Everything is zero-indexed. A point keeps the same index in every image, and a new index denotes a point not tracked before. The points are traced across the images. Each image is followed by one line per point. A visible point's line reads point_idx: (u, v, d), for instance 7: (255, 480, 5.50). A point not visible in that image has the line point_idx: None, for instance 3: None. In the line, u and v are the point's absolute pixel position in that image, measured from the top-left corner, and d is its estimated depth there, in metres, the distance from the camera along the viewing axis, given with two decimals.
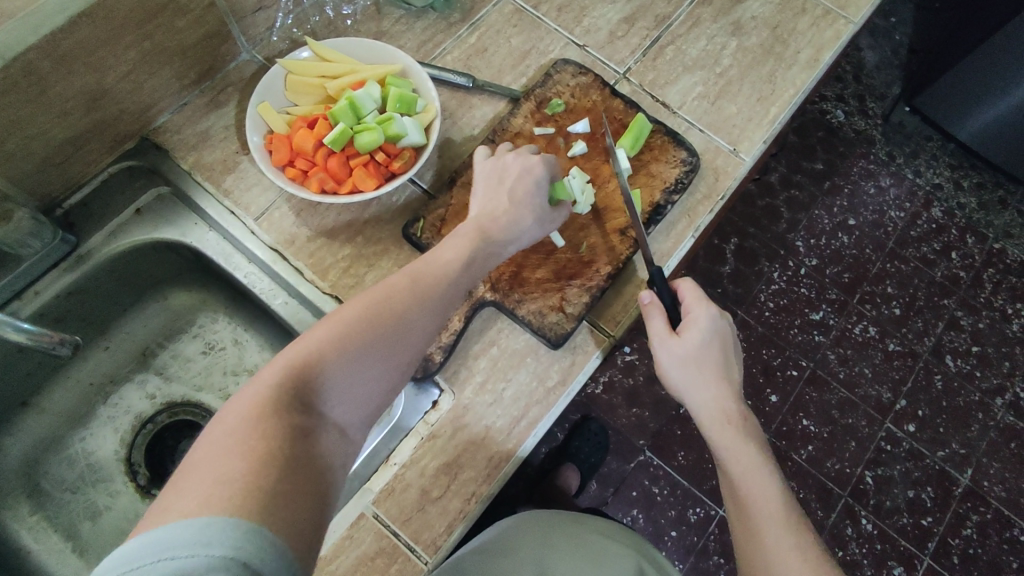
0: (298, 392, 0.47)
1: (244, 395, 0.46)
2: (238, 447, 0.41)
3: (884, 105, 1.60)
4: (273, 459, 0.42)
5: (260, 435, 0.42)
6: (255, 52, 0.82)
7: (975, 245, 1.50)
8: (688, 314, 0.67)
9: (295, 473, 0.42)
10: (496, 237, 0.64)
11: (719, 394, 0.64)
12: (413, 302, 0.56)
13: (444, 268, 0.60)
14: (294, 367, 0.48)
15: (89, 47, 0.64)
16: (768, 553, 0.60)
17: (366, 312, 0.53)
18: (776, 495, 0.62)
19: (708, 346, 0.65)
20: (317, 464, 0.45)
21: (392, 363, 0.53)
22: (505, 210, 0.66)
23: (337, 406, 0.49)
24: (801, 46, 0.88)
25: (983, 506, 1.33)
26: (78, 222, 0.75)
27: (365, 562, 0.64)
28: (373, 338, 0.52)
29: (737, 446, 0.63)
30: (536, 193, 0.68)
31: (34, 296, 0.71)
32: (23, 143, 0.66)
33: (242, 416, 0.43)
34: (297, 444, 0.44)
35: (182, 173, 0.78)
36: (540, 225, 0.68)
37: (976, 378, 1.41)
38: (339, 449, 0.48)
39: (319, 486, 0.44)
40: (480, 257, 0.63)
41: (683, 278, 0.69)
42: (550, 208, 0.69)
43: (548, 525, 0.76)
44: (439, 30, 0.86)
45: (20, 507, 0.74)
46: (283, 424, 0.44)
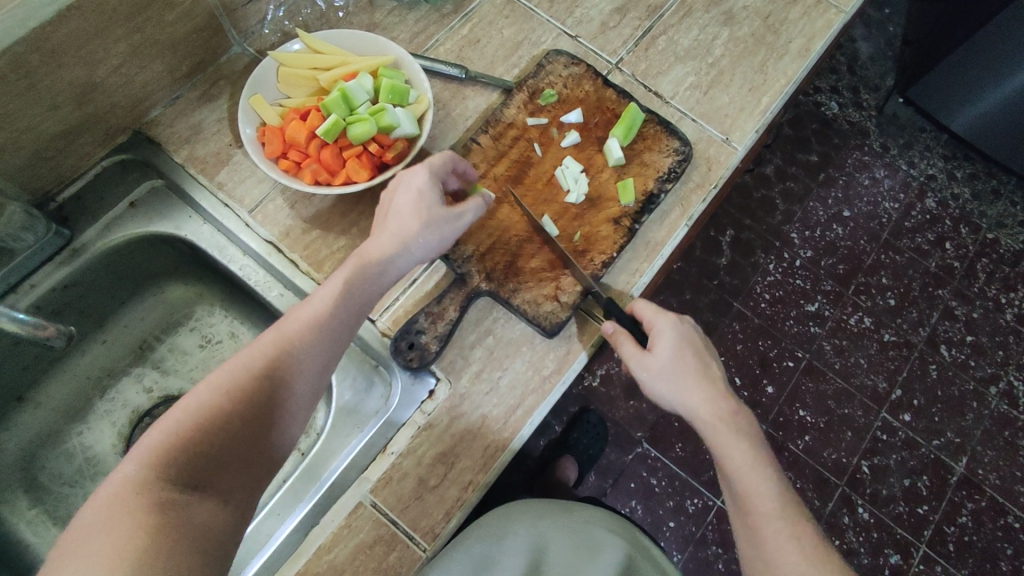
0: (170, 466, 0.48)
1: (112, 478, 0.47)
2: (108, 533, 0.44)
3: (878, 97, 1.60)
4: (148, 537, 0.44)
5: (133, 515, 0.45)
6: (247, 45, 0.82)
7: (968, 235, 1.51)
8: (653, 328, 0.68)
9: (177, 546, 0.45)
10: (378, 262, 0.62)
11: (706, 396, 0.64)
12: (286, 353, 0.56)
13: (321, 309, 0.58)
14: (162, 443, 0.49)
15: (78, 40, 0.63)
16: (767, 551, 0.58)
17: (235, 375, 0.54)
18: (772, 487, 0.61)
19: (681, 352, 0.66)
20: (200, 531, 0.47)
21: (271, 416, 0.55)
22: (389, 231, 0.63)
23: (220, 468, 0.51)
24: (793, 36, 0.88)
25: (978, 494, 1.34)
26: (72, 216, 0.75)
27: (363, 550, 0.64)
28: (245, 400, 0.53)
29: (729, 446, 0.62)
30: (422, 199, 0.64)
31: (29, 289, 0.72)
32: (13, 137, 0.66)
33: (111, 502, 0.46)
34: (170, 518, 0.46)
35: (175, 165, 0.78)
36: (428, 223, 0.63)
37: (970, 367, 1.42)
38: (230, 505, 0.51)
39: (202, 551, 0.46)
40: (375, 287, 0.62)
41: (637, 299, 0.71)
42: (444, 209, 0.65)
43: (545, 513, 0.75)
44: (431, 21, 0.86)
45: (18, 500, 0.75)
46: (154, 501, 0.46)
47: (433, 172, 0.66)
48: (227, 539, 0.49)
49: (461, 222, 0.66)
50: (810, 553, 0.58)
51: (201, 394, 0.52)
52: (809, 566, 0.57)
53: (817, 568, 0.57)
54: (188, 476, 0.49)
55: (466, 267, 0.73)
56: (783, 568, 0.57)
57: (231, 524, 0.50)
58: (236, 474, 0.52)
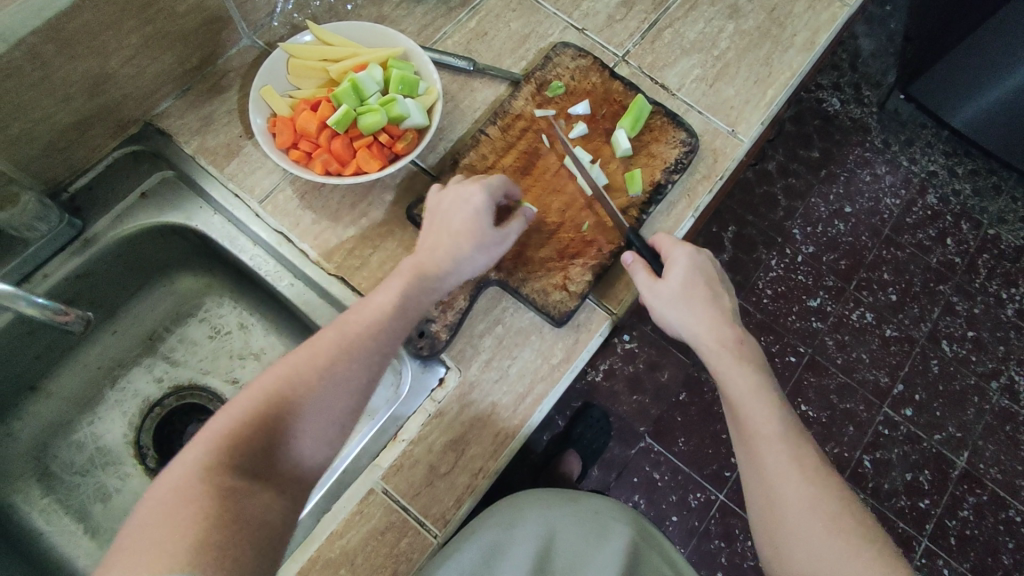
0: (234, 454, 0.50)
1: (178, 463, 0.49)
2: (176, 513, 0.45)
3: (880, 93, 1.61)
4: (214, 519, 0.45)
5: (198, 499, 0.46)
6: (256, 37, 0.82)
7: (969, 231, 1.51)
8: (667, 257, 0.69)
9: (237, 533, 0.46)
10: (434, 276, 0.64)
11: (712, 323, 0.66)
12: (344, 353, 0.58)
13: (379, 313, 0.61)
14: (226, 432, 0.51)
15: (92, 31, 0.64)
16: (766, 473, 0.60)
17: (297, 372, 0.56)
18: (776, 414, 0.62)
19: (692, 280, 0.67)
20: (259, 520, 0.48)
21: (329, 415, 0.56)
22: (443, 245, 0.65)
23: (276, 461, 0.53)
24: (797, 29, 0.89)
25: (979, 489, 1.34)
26: (84, 206, 0.76)
27: (375, 536, 0.65)
28: (303, 397, 0.55)
29: (731, 371, 0.64)
30: (478, 219, 0.66)
31: (43, 279, 0.72)
32: (27, 128, 0.66)
33: (178, 484, 0.47)
34: (233, 503, 0.47)
35: (186, 157, 0.78)
36: (481, 249, 0.66)
37: (972, 362, 1.42)
38: (284, 499, 0.52)
39: (260, 540, 0.47)
40: (424, 296, 0.63)
41: (659, 232, 0.72)
42: (494, 231, 0.67)
43: (555, 502, 0.74)
44: (439, 14, 0.86)
45: (32, 489, 0.75)
46: (218, 485, 0.48)
47: (489, 193, 0.67)
48: (282, 530, 0.50)
49: (506, 245, 0.68)
50: (811, 478, 0.60)
51: (263, 389, 0.54)
52: (809, 490, 0.59)
53: (819, 492, 0.59)
54: (249, 466, 0.51)
55: None
56: (783, 493, 0.60)
57: (286, 516, 0.51)
58: (290, 470, 0.54)
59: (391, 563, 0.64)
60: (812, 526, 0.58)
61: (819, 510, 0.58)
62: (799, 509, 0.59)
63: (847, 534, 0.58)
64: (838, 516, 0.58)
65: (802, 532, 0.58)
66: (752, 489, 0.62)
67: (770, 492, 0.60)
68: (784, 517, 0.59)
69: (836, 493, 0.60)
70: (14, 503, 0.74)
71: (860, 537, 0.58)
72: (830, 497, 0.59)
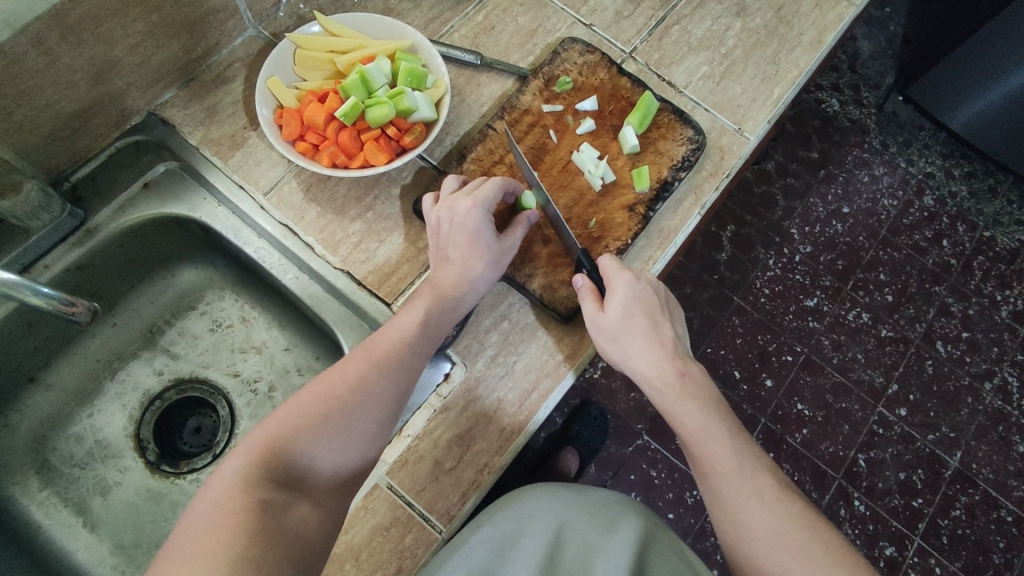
0: (268, 469, 0.54)
1: (221, 474, 0.53)
2: (216, 524, 0.48)
3: (878, 95, 1.61)
4: (250, 529, 0.48)
5: (234, 512, 0.49)
6: (261, 28, 0.82)
7: (965, 233, 1.52)
8: (609, 284, 0.68)
9: (270, 546, 0.48)
10: (451, 293, 0.66)
11: (651, 358, 0.66)
12: (375, 369, 0.61)
13: (403, 333, 0.64)
14: (267, 445, 0.55)
15: (98, 18, 0.63)
16: (730, 509, 0.62)
17: (330, 387, 0.59)
18: (729, 448, 0.64)
19: (631, 314, 0.66)
20: (294, 533, 0.51)
21: (365, 429, 0.59)
22: (454, 264, 0.67)
23: (313, 473, 0.56)
24: (804, 28, 0.89)
25: (971, 488, 1.36)
26: (85, 197, 0.75)
27: (380, 531, 0.64)
28: (338, 412, 0.58)
29: (676, 406, 0.65)
30: (480, 237, 0.66)
31: (44, 269, 0.71)
32: (31, 115, 0.65)
33: (221, 496, 0.50)
34: (270, 516, 0.50)
35: (191, 148, 0.78)
36: (491, 266, 0.67)
37: (966, 363, 1.43)
38: (315, 515, 0.54)
39: (296, 554, 0.50)
40: (440, 317, 0.65)
41: (605, 254, 0.69)
42: (499, 244, 0.68)
43: (563, 494, 0.75)
44: (446, 8, 0.86)
45: (30, 482, 0.74)
46: (257, 497, 0.51)
47: (485, 205, 0.67)
48: (318, 545, 0.53)
49: (512, 257, 0.69)
50: (774, 508, 0.61)
51: (300, 405, 0.58)
52: (774, 523, 0.60)
53: (784, 522, 0.61)
54: (286, 479, 0.54)
55: None
56: (748, 528, 0.61)
57: (322, 530, 0.54)
58: (324, 481, 0.57)
59: (396, 559, 0.64)
60: (783, 558, 0.59)
61: (789, 541, 0.60)
62: (765, 543, 0.60)
63: (818, 559, 0.59)
64: (807, 544, 0.59)
65: (773, 566, 0.59)
66: (720, 525, 0.64)
67: (737, 530, 0.62)
68: (753, 552, 0.61)
69: (801, 518, 0.61)
70: (11, 495, 0.73)
71: (832, 560, 0.59)
72: (795, 523, 0.61)
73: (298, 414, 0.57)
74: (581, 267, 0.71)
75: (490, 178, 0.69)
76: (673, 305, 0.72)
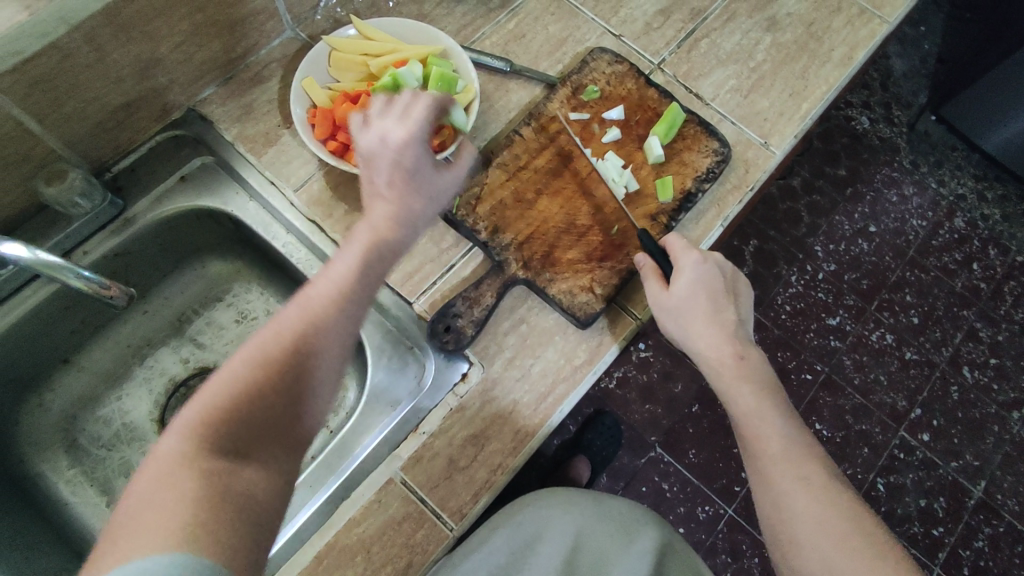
0: (210, 437, 0.44)
1: (154, 450, 0.43)
2: (154, 508, 0.39)
3: (910, 114, 1.59)
4: (198, 506, 0.40)
5: (174, 492, 0.40)
6: (299, 30, 0.84)
7: (997, 257, 1.49)
8: (676, 263, 0.71)
9: (225, 519, 0.41)
10: (388, 236, 0.55)
11: (711, 339, 0.68)
12: (323, 313, 0.50)
13: (343, 275, 0.52)
14: (201, 412, 0.45)
15: (146, 17, 0.66)
16: (748, 433, 0.66)
17: (273, 336, 0.49)
18: (755, 389, 0.67)
19: (694, 293, 0.69)
20: (249, 502, 0.43)
21: (322, 381, 0.50)
22: (388, 199, 0.56)
23: (262, 430, 0.47)
24: (835, 44, 0.89)
25: (996, 519, 1.32)
26: (125, 187, 0.78)
27: (392, 525, 0.65)
28: (283, 361, 0.48)
29: (732, 386, 0.67)
30: (417, 171, 0.57)
31: (83, 256, 0.74)
32: (79, 108, 0.68)
33: (154, 478, 0.41)
34: (216, 490, 0.41)
35: (227, 144, 0.80)
36: (431, 204, 0.58)
37: (993, 390, 1.40)
38: (274, 473, 0.46)
39: (255, 522, 0.42)
40: (383, 260, 0.55)
41: (669, 234, 0.73)
42: (440, 177, 0.59)
43: (577, 498, 0.75)
44: (479, 15, 0.88)
45: (59, 460, 0.77)
46: (195, 472, 0.42)
47: (423, 131, 0.57)
48: (279, 506, 0.45)
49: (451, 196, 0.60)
50: (818, 496, 0.61)
51: (234, 364, 0.47)
52: (817, 509, 0.60)
53: (827, 509, 0.60)
54: (230, 444, 0.45)
55: (505, 255, 0.74)
56: (764, 447, 0.64)
57: (279, 495, 0.46)
58: (275, 440, 0.47)
59: (406, 554, 0.65)
60: (809, 525, 0.60)
61: (828, 532, 0.59)
62: (778, 466, 0.63)
63: (856, 548, 0.58)
64: (848, 535, 0.59)
65: (782, 489, 0.62)
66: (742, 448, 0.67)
67: (754, 458, 0.65)
68: (766, 474, 0.63)
69: (846, 508, 0.60)
70: (41, 472, 0.76)
71: (873, 555, 0.58)
72: (838, 514, 0.60)
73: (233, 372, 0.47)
74: (647, 251, 0.74)
75: (421, 94, 0.59)
76: (741, 285, 0.73)
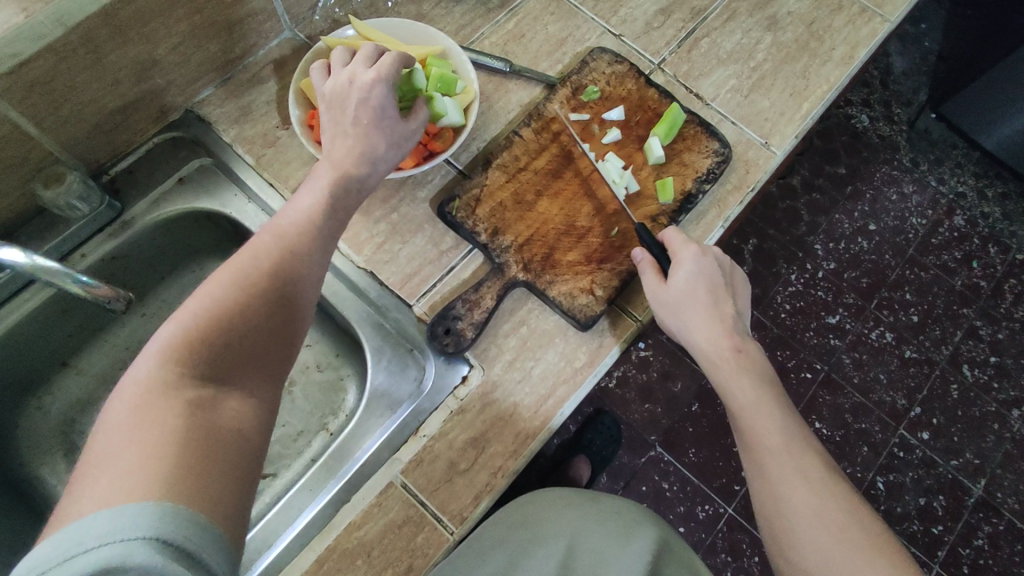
0: (186, 369, 0.45)
1: (128, 384, 0.44)
2: (136, 438, 0.40)
3: (910, 112, 1.59)
4: (181, 436, 0.41)
5: (156, 423, 0.41)
6: (298, 31, 0.84)
7: (997, 255, 1.49)
8: (675, 258, 0.70)
9: (209, 448, 0.42)
10: (354, 171, 0.59)
11: (709, 332, 0.68)
12: (290, 248, 0.53)
13: (311, 210, 0.56)
14: (176, 345, 0.45)
15: (143, 19, 0.65)
16: (746, 426, 0.65)
17: (244, 269, 0.51)
18: (754, 383, 0.66)
19: (692, 286, 0.69)
20: (231, 429, 0.44)
21: (295, 313, 0.52)
22: (353, 136, 0.60)
23: (237, 363, 0.48)
24: (836, 44, 0.88)
25: (995, 517, 1.32)
26: (123, 189, 0.77)
27: (393, 529, 0.65)
28: (253, 293, 0.50)
29: (730, 380, 0.67)
30: (383, 113, 0.61)
31: (80, 259, 0.74)
32: (76, 110, 0.68)
33: (133, 409, 0.42)
34: (197, 419, 0.43)
35: (225, 146, 0.80)
36: (393, 145, 0.62)
37: (993, 389, 1.40)
38: (254, 403, 0.47)
39: (237, 449, 0.44)
40: (349, 195, 0.59)
41: (668, 228, 0.73)
42: (403, 123, 0.63)
43: (577, 501, 0.76)
44: (478, 15, 0.87)
45: (58, 463, 0.76)
46: (175, 402, 0.43)
47: (389, 78, 0.61)
48: (259, 436, 0.46)
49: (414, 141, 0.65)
50: (817, 489, 0.61)
51: (208, 296, 0.48)
52: (816, 502, 0.60)
53: (825, 501, 0.60)
54: (208, 374, 0.46)
55: (505, 257, 0.74)
56: (763, 441, 0.64)
57: (260, 423, 0.47)
58: (250, 370, 0.48)
59: (406, 557, 0.64)
60: (808, 519, 0.60)
61: (827, 524, 0.59)
62: (777, 459, 0.63)
63: (856, 540, 0.58)
64: (848, 527, 0.59)
65: (781, 483, 0.62)
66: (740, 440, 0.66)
67: (753, 451, 0.64)
68: (765, 467, 0.63)
69: (844, 503, 0.60)
70: (40, 476, 0.75)
71: (872, 546, 0.58)
72: (838, 507, 0.60)
73: (203, 302, 0.48)
74: (643, 244, 0.74)
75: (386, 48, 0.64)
76: (739, 278, 0.73)
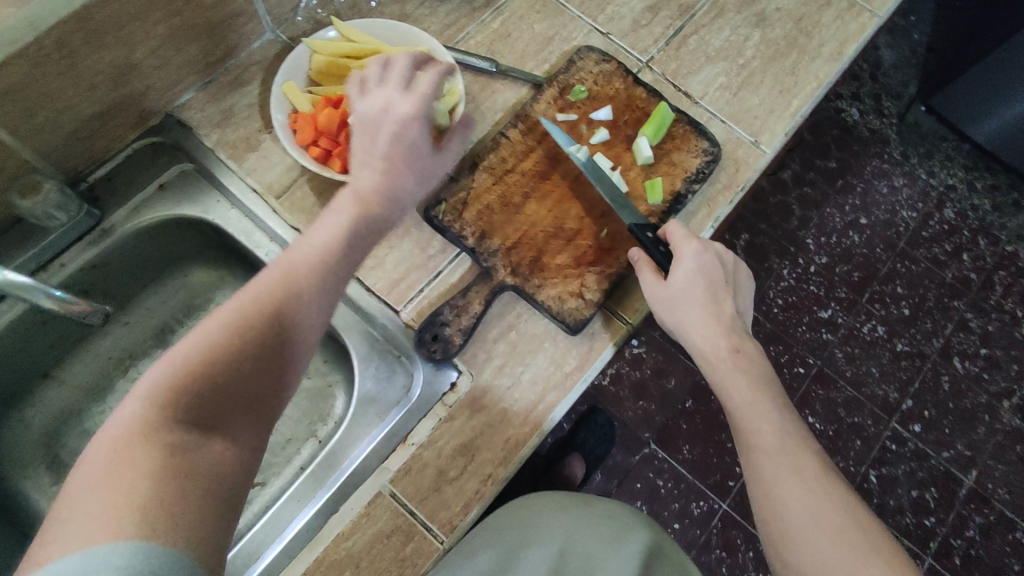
0: (176, 407, 0.44)
1: (114, 418, 0.42)
2: (116, 478, 0.39)
3: (900, 105, 1.59)
4: (162, 478, 0.40)
5: (138, 463, 0.40)
6: (279, 31, 0.82)
7: (987, 247, 1.49)
8: (677, 253, 0.69)
9: (189, 491, 0.41)
10: (376, 205, 0.60)
11: (707, 332, 0.67)
12: (293, 287, 0.52)
13: (321, 245, 0.56)
14: (169, 382, 0.44)
15: (119, 22, 0.63)
16: (743, 424, 0.65)
17: (244, 305, 0.49)
18: (750, 381, 0.66)
19: (691, 284, 0.68)
20: (214, 473, 0.43)
21: (291, 355, 0.51)
22: (382, 170, 0.62)
23: (229, 403, 0.47)
24: (825, 39, 0.88)
25: (987, 509, 1.33)
26: (103, 197, 0.76)
27: (382, 539, 0.64)
28: (252, 332, 0.48)
29: (726, 380, 0.66)
30: (416, 150, 0.64)
31: (59, 268, 0.72)
32: (52, 117, 0.66)
33: (116, 446, 0.41)
34: (181, 462, 0.41)
35: (206, 150, 0.78)
36: (420, 180, 0.65)
37: (984, 380, 1.41)
38: (239, 445, 0.46)
39: (218, 492, 0.43)
40: (360, 228, 0.59)
41: (669, 222, 0.72)
42: (432, 158, 0.66)
43: (568, 504, 0.76)
44: (463, 14, 0.86)
45: (42, 476, 0.75)
46: (162, 443, 0.42)
47: (425, 117, 0.65)
48: (240, 479, 0.45)
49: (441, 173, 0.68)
50: (814, 488, 0.61)
51: (208, 332, 0.47)
52: (813, 501, 0.60)
53: (823, 501, 0.60)
54: (198, 415, 0.45)
55: (492, 261, 0.73)
56: (760, 440, 0.63)
57: (244, 464, 0.46)
58: (241, 412, 0.47)
59: (396, 567, 0.64)
60: (805, 518, 0.59)
61: (824, 524, 0.59)
62: (774, 458, 0.62)
63: (853, 541, 0.58)
64: (845, 528, 0.58)
65: (778, 482, 0.61)
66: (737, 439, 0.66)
67: (750, 450, 0.64)
68: (762, 466, 0.63)
69: (841, 503, 0.60)
70: (23, 490, 0.74)
71: (868, 548, 0.58)
72: (835, 506, 0.60)
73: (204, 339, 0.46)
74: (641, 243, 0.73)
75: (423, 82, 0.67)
76: (740, 276, 0.73)
